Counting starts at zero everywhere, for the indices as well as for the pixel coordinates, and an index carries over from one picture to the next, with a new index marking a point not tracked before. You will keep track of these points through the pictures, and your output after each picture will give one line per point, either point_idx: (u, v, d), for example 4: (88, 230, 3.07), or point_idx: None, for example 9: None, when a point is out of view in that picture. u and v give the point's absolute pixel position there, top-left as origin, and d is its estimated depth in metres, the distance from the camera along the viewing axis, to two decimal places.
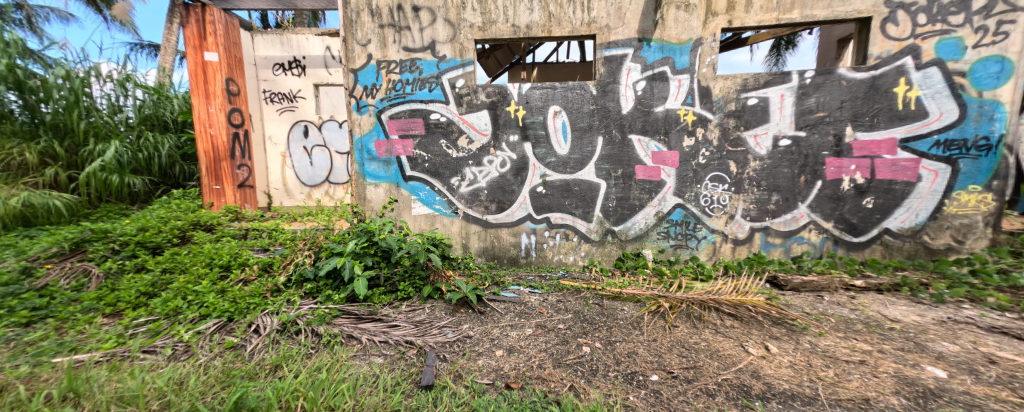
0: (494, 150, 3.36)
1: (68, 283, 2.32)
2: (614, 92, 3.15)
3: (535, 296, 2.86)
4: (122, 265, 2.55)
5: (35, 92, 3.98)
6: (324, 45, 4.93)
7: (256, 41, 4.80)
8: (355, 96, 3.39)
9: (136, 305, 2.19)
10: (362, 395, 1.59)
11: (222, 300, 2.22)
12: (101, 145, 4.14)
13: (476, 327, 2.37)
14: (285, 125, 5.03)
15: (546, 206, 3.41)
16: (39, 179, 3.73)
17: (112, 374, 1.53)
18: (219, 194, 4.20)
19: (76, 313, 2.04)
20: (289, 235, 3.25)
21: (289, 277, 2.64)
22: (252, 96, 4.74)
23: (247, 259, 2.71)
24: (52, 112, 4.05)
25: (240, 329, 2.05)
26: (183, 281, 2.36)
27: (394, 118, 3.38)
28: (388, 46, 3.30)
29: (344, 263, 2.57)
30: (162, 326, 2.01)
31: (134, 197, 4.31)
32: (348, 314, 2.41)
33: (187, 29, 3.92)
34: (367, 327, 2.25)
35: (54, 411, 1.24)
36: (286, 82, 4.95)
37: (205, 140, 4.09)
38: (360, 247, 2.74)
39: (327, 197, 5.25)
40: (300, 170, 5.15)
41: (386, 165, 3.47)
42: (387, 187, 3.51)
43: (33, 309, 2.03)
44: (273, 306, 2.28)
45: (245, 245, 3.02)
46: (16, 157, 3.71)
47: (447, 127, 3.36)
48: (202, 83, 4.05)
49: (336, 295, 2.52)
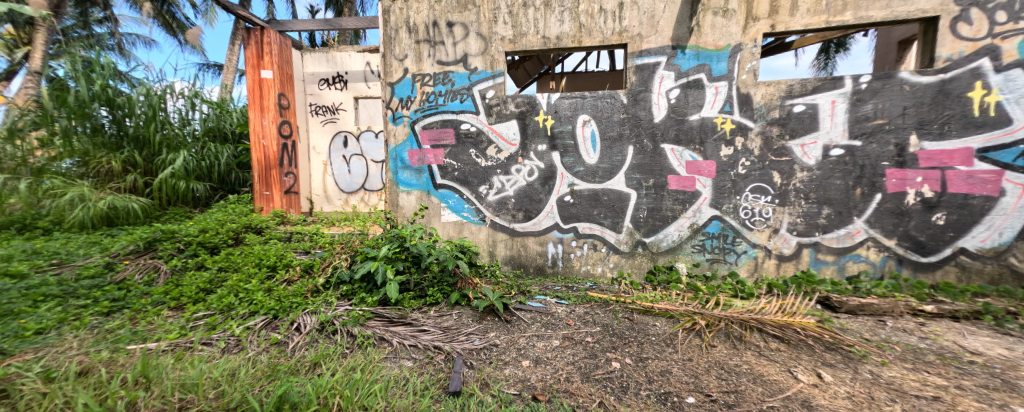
0: (522, 159, 3.39)
1: (141, 277, 2.60)
2: (646, 100, 3.09)
3: (562, 307, 2.81)
4: (185, 263, 2.81)
5: (121, 108, 4.50)
6: (365, 61, 5.24)
7: (305, 59, 5.23)
8: (391, 108, 3.58)
9: (196, 299, 2.40)
10: (393, 397, 1.62)
11: (268, 299, 2.39)
12: (172, 155, 4.61)
13: (502, 336, 2.37)
14: (327, 135, 5.38)
15: (573, 216, 3.37)
16: (121, 185, 4.28)
17: (176, 362, 1.68)
18: (268, 199, 4.57)
19: (147, 305, 2.28)
20: (327, 238, 3.43)
21: (328, 279, 2.78)
22: (300, 109, 5.14)
23: (290, 261, 2.88)
24: (134, 126, 4.55)
25: (284, 327, 2.19)
26: (236, 279, 2.57)
27: (427, 128, 3.52)
28: (423, 60, 3.47)
29: (377, 267, 2.69)
30: (218, 321, 2.19)
31: (196, 200, 4.76)
32: (380, 317, 2.51)
33: (249, 50, 4.38)
34: (397, 330, 2.33)
35: (129, 393, 1.38)
36: (329, 96, 5.30)
37: (259, 150, 4.48)
38: (392, 252, 2.83)
39: (362, 203, 5.49)
40: (339, 177, 5.45)
41: (418, 174, 3.60)
42: (418, 194, 3.63)
43: (113, 300, 2.29)
44: (312, 306, 2.42)
45: (289, 247, 3.23)
46: (104, 165, 4.26)
47: (476, 136, 3.44)
48: (258, 99, 4.45)
49: (369, 297, 2.64)
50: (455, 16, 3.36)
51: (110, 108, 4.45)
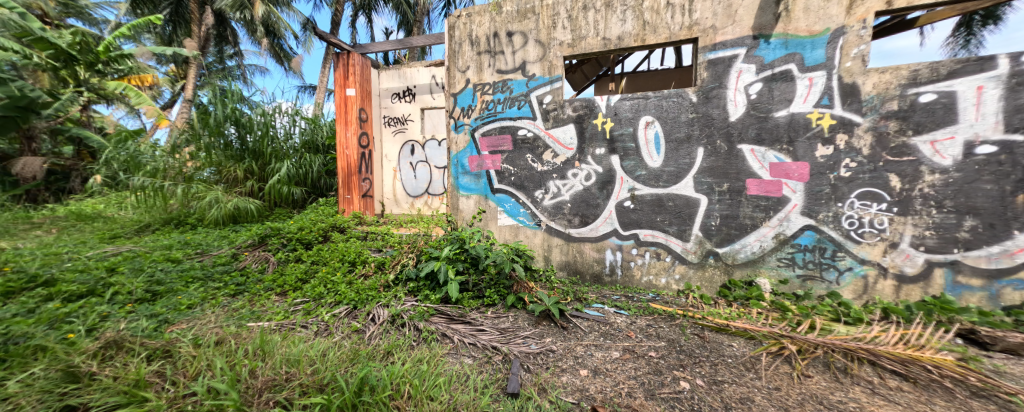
0: (579, 163, 3.33)
1: (257, 266, 3.14)
2: (720, 97, 2.84)
3: (621, 318, 2.69)
4: (287, 256, 3.31)
5: (244, 126, 5.43)
6: (431, 74, 5.63)
7: (381, 76, 5.81)
8: (453, 117, 3.81)
9: (294, 287, 2.81)
10: (456, 391, 1.71)
11: (350, 290, 2.70)
12: (278, 164, 5.46)
13: (559, 342, 2.34)
14: (397, 144, 5.89)
15: (633, 222, 3.20)
16: (243, 189, 5.23)
17: (284, 340, 1.99)
18: (349, 202, 5.17)
19: (261, 290, 2.74)
20: (397, 238, 3.75)
21: (397, 276, 3.04)
22: (376, 121, 5.73)
23: (366, 257, 3.20)
24: (252, 141, 5.46)
25: (362, 316, 2.44)
26: (324, 272, 2.95)
27: (485, 135, 3.67)
28: (484, 70, 3.63)
29: (439, 267, 2.85)
30: (311, 307, 2.53)
31: (295, 202, 5.60)
32: (442, 314, 2.66)
33: (337, 72, 5.06)
34: (458, 328, 2.45)
35: (251, 362, 1.67)
36: (400, 108, 5.81)
37: (343, 159, 5.13)
38: (453, 253, 2.99)
39: (426, 206, 5.87)
40: (407, 182, 5.92)
41: (476, 179, 3.76)
42: (476, 198, 3.79)
43: (238, 284, 2.80)
44: (384, 299, 2.67)
45: (366, 245, 3.61)
46: (231, 173, 5.23)
47: (533, 142, 3.48)
48: (344, 114, 5.11)
49: (432, 295, 2.81)
50: (515, 26, 3.46)
51: (237, 126, 5.39)
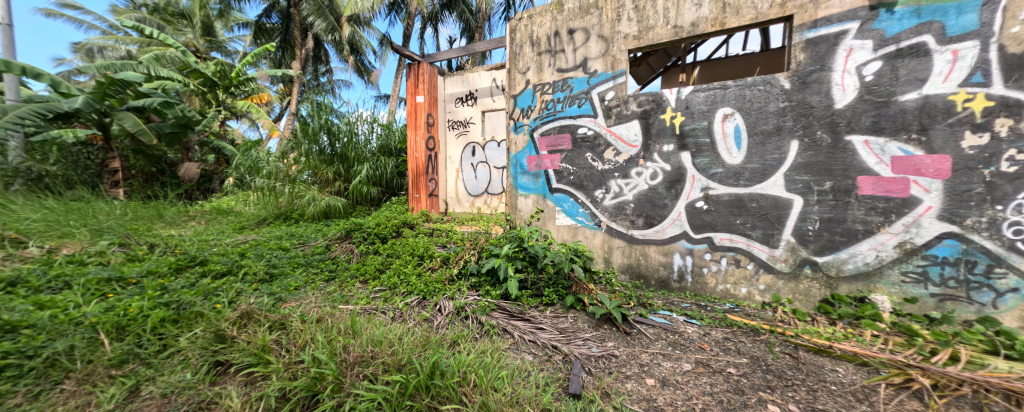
0: (644, 162, 3.16)
1: (344, 256, 3.58)
2: (822, 81, 2.46)
3: (693, 328, 2.49)
4: (367, 248, 3.71)
5: (334, 134, 6.20)
6: (492, 78, 5.82)
7: (446, 83, 6.18)
8: (513, 118, 3.91)
9: (373, 276, 3.15)
10: (518, 385, 1.76)
11: (419, 282, 2.94)
12: (359, 167, 6.14)
13: (622, 347, 2.26)
14: (459, 146, 6.20)
15: (706, 225, 2.94)
16: (332, 189, 6.03)
17: (367, 322, 2.24)
18: (417, 201, 5.62)
19: (347, 277, 3.12)
20: (459, 235, 3.95)
21: (460, 270, 3.21)
22: (441, 125, 6.11)
23: (433, 252, 3.42)
24: (339, 146, 6.21)
25: (430, 307, 2.64)
26: (398, 264, 3.25)
27: (545, 134, 3.68)
28: (544, 70, 3.65)
29: (500, 264, 2.94)
30: (388, 295, 2.81)
31: (373, 201, 6.32)
32: (502, 309, 2.74)
33: (409, 81, 5.55)
34: (518, 324, 2.50)
35: (345, 340, 1.92)
36: (463, 112, 6.11)
37: (413, 161, 5.60)
38: (512, 251, 3.06)
39: (485, 206, 6.07)
40: (468, 182, 6.19)
41: (535, 178, 3.79)
42: (535, 198, 3.82)
43: (329, 271, 3.23)
44: (450, 292, 2.84)
45: (432, 240, 3.87)
46: (324, 175, 6.06)
47: (594, 140, 3.40)
48: (414, 119, 5.57)
49: (493, 290, 2.91)
50: (577, 23, 3.41)
51: (327, 134, 6.19)
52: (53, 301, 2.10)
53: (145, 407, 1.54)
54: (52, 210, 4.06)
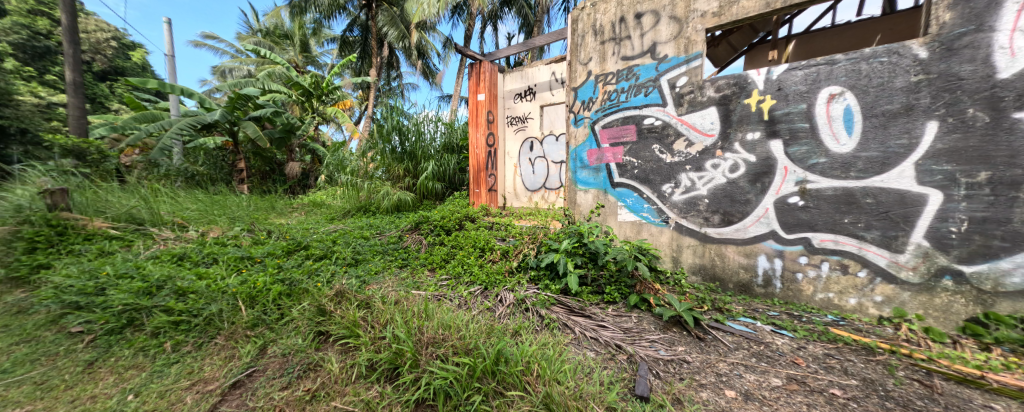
0: (721, 153, 2.87)
1: (413, 246, 3.89)
2: (979, 45, 1.98)
3: (782, 339, 2.20)
4: (433, 239, 3.98)
5: (404, 133, 6.72)
6: (551, 71, 5.75)
7: (505, 79, 6.28)
8: (573, 111, 3.86)
9: (439, 265, 3.38)
10: (582, 381, 1.75)
11: (481, 273, 3.07)
12: (426, 163, 6.59)
13: (695, 353, 2.10)
14: (518, 142, 6.27)
15: (801, 224, 2.56)
16: (403, 184, 6.57)
17: (436, 306, 2.41)
18: (478, 196, 5.92)
19: (417, 265, 3.39)
20: (518, 229, 4.01)
21: (519, 263, 3.26)
22: (501, 121, 6.26)
23: (493, 245, 3.53)
24: (409, 145, 6.71)
25: (492, 297, 2.75)
26: (461, 255, 3.43)
27: (607, 127, 3.56)
28: (607, 59, 3.52)
29: (559, 259, 2.92)
30: (453, 284, 2.99)
31: (438, 195, 6.74)
32: (562, 304, 2.73)
33: (471, 81, 5.85)
34: (579, 320, 2.48)
35: (420, 322, 2.10)
36: (522, 108, 6.15)
37: (474, 157, 5.91)
38: (572, 247, 3.01)
39: (543, 201, 6.04)
40: (526, 177, 6.23)
41: (596, 172, 3.69)
42: (595, 193, 3.71)
43: (401, 259, 3.54)
44: (510, 284, 2.92)
45: (492, 234, 3.99)
46: (396, 172, 6.61)
47: (662, 131, 3.18)
48: (476, 117, 5.86)
49: (553, 285, 2.91)
50: (645, 6, 3.21)
51: (399, 134, 6.73)
52: (207, 273, 2.69)
53: (270, 362, 2.01)
54: (201, 202, 5.11)
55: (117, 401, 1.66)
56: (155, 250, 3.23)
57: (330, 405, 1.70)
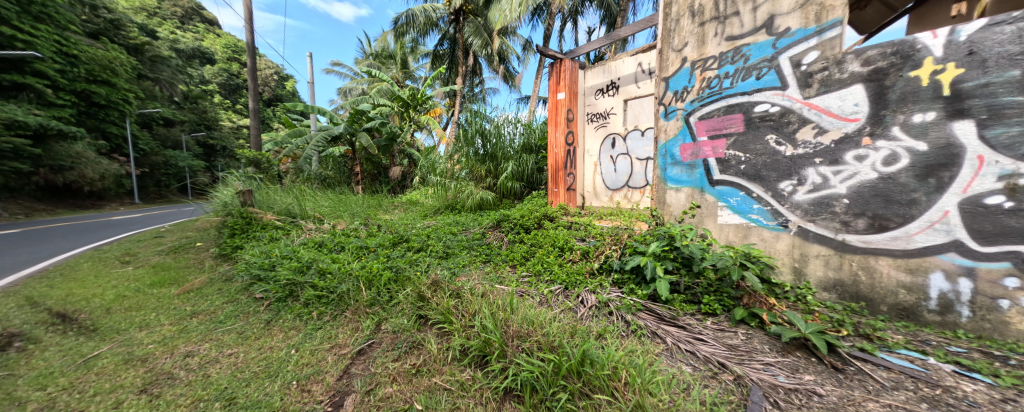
0: (869, 141, 2.34)
1: (495, 242, 4.07)
2: None
3: (970, 385, 1.68)
4: (514, 237, 4.11)
5: (488, 136, 7.10)
6: (637, 62, 5.40)
7: (586, 75, 6.10)
8: (664, 103, 3.61)
9: (519, 262, 3.49)
10: (678, 396, 1.63)
11: (562, 272, 3.07)
12: (507, 164, 6.86)
13: (827, 385, 1.75)
14: (598, 139, 6.04)
15: (1008, 233, 1.91)
16: (486, 184, 6.94)
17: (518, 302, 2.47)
18: (556, 195, 5.89)
19: (500, 261, 3.56)
20: (598, 230, 3.85)
21: (601, 265, 3.15)
22: (580, 119, 6.11)
23: (573, 245, 3.47)
24: (491, 146, 7.04)
25: (573, 297, 2.72)
26: (541, 254, 3.47)
27: (705, 118, 3.24)
28: (707, 42, 3.23)
29: (646, 262, 2.73)
30: (534, 281, 3.05)
31: (518, 194, 6.93)
32: (650, 311, 2.54)
33: (551, 80, 5.88)
34: (671, 330, 2.28)
35: (507, 315, 2.19)
36: (603, 103, 5.91)
37: (553, 157, 5.94)
38: (661, 250, 2.79)
39: (626, 200, 5.70)
40: (607, 176, 5.95)
41: (690, 169, 3.36)
42: (689, 192, 3.38)
43: (484, 254, 3.75)
44: (591, 285, 2.85)
45: (571, 233, 3.91)
46: (480, 172, 7.02)
47: (780, 118, 2.76)
48: (555, 116, 5.87)
49: (639, 289, 2.73)
50: None
51: (482, 137, 7.12)
52: (339, 258, 3.30)
53: (384, 336, 2.37)
54: (331, 200, 6.26)
55: (285, 353, 2.20)
56: (304, 238, 4.08)
57: (430, 381, 1.93)
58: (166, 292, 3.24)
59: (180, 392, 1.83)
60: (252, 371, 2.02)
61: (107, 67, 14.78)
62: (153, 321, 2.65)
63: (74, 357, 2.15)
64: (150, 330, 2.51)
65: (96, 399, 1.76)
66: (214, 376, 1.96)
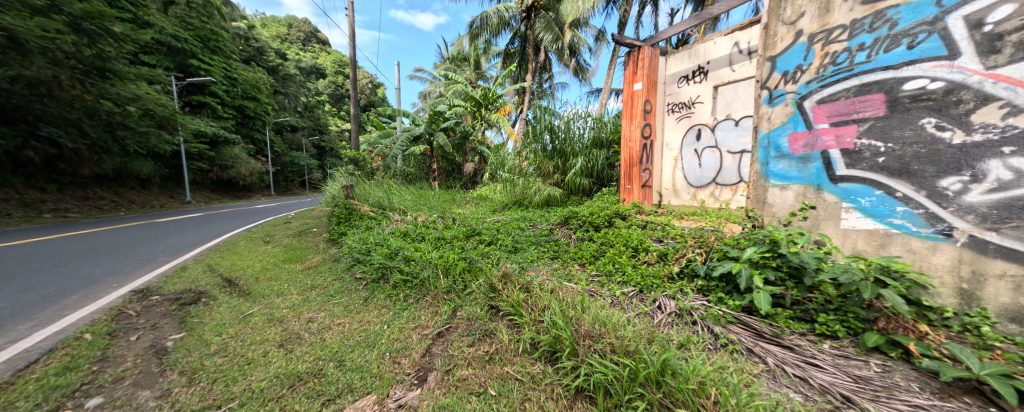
0: None
1: (563, 239, 4.00)
2: None
3: None
4: (583, 235, 3.98)
5: (557, 132, 7.02)
6: (732, 42, 4.76)
7: (668, 62, 5.58)
8: (768, 87, 3.21)
9: (589, 261, 3.38)
10: None
11: (636, 274, 2.88)
12: (577, 159, 6.69)
13: None
14: (680, 131, 5.48)
15: None
16: (555, 180, 6.88)
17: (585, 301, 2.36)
18: (629, 192, 5.50)
19: (568, 258, 3.50)
20: (678, 230, 3.51)
21: (682, 269, 2.86)
22: (659, 110, 5.63)
23: (648, 246, 3.22)
24: (561, 142, 6.95)
25: (649, 302, 2.54)
26: (612, 253, 3.30)
27: (827, 101, 2.76)
28: (834, 10, 2.76)
29: (740, 270, 2.40)
30: (605, 281, 2.93)
31: (587, 191, 6.72)
32: (745, 325, 2.23)
33: (627, 70, 5.52)
34: (773, 350, 1.98)
35: (578, 315, 2.14)
36: (687, 92, 5.35)
37: (627, 152, 5.54)
38: (759, 256, 2.43)
39: (712, 198, 5.11)
40: (689, 171, 5.39)
41: (802, 164, 2.91)
42: (800, 190, 2.92)
43: (552, 251, 3.72)
44: (670, 290, 2.63)
45: (646, 233, 3.63)
46: (549, 169, 6.98)
47: (945, 97, 2.19)
48: (630, 108, 5.49)
49: (730, 300, 2.42)
50: None
51: (551, 133, 7.07)
52: (420, 247, 3.62)
53: (460, 322, 2.53)
54: (413, 194, 6.89)
55: (379, 327, 2.51)
56: (392, 228, 4.58)
57: (503, 369, 2.00)
58: (293, 267, 3.96)
59: (305, 349, 2.21)
60: (355, 339, 2.35)
61: (254, 86, 18.56)
62: (285, 290, 3.26)
63: (237, 312, 2.77)
64: (283, 298, 3.09)
65: (252, 347, 2.24)
66: (329, 340, 2.33)
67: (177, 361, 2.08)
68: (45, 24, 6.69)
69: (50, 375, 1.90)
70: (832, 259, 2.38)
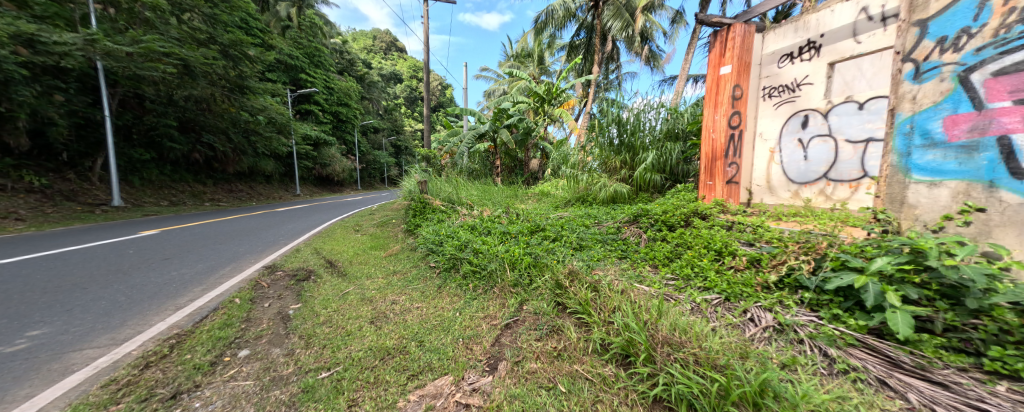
0: None
1: (632, 238, 3.77)
2: None
3: None
4: (655, 234, 3.70)
5: (625, 125, 6.62)
6: (859, 8, 3.95)
7: (766, 39, 4.85)
8: (914, 58, 2.57)
9: (663, 263, 3.13)
10: None
11: (721, 280, 2.57)
12: (647, 154, 6.23)
13: None
14: (779, 119, 4.73)
15: None
16: (621, 176, 6.50)
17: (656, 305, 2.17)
18: (710, 188, 4.90)
19: (638, 258, 3.28)
20: (775, 233, 3.02)
21: (781, 279, 2.46)
22: (751, 95, 4.92)
23: (736, 249, 2.85)
24: (629, 135, 6.53)
25: (738, 312, 2.26)
26: (690, 255, 3.01)
27: (1013, 72, 2.15)
28: None
29: (866, 284, 1.97)
30: (682, 285, 2.68)
31: (659, 188, 6.22)
32: (872, 350, 1.83)
33: (713, 51, 4.90)
34: (917, 385, 1.61)
35: (656, 319, 2.00)
36: (791, 72, 4.57)
37: (709, 144, 4.97)
38: (894, 268, 1.98)
39: (821, 196, 4.32)
40: (790, 165, 4.62)
41: (966, 154, 2.32)
42: (960, 187, 2.32)
43: (619, 250, 3.54)
44: (766, 301, 2.29)
45: (732, 235, 3.19)
46: (617, 164, 6.63)
47: None
48: (716, 95, 4.88)
49: (850, 319, 2.01)
50: None
51: (617, 126, 6.68)
52: (487, 240, 3.76)
53: (527, 316, 2.56)
54: (478, 189, 7.16)
55: (452, 314, 2.68)
56: (460, 221, 4.85)
57: (572, 367, 1.96)
58: (378, 254, 4.44)
59: (390, 328, 2.46)
60: (432, 323, 2.54)
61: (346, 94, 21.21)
62: (372, 274, 3.67)
63: (338, 290, 3.21)
64: (370, 280, 3.48)
65: (350, 321, 2.57)
66: (410, 321, 2.56)
67: (297, 326, 2.50)
68: (206, 53, 8.57)
69: (215, 328, 2.44)
70: (1012, 277, 1.84)
